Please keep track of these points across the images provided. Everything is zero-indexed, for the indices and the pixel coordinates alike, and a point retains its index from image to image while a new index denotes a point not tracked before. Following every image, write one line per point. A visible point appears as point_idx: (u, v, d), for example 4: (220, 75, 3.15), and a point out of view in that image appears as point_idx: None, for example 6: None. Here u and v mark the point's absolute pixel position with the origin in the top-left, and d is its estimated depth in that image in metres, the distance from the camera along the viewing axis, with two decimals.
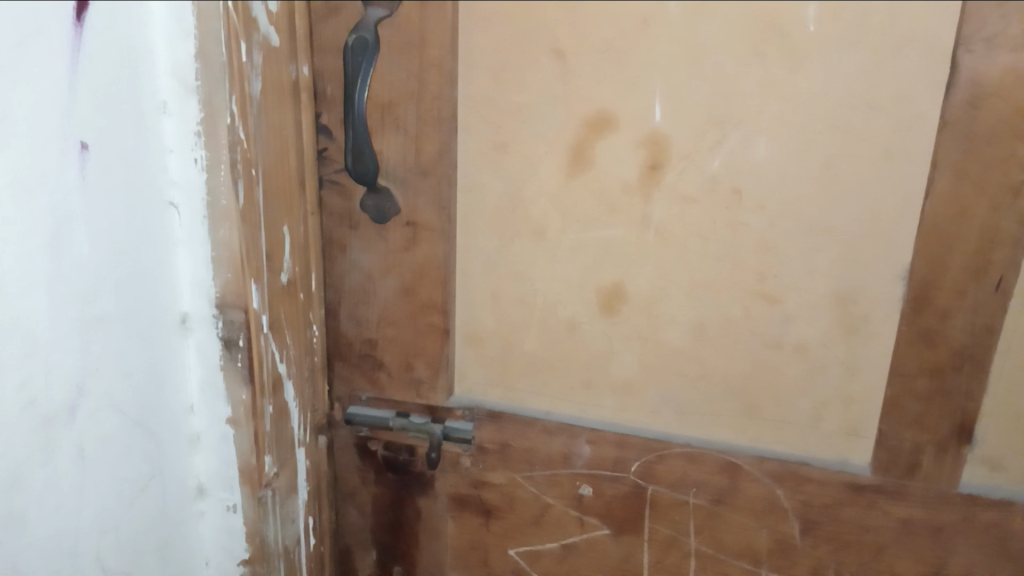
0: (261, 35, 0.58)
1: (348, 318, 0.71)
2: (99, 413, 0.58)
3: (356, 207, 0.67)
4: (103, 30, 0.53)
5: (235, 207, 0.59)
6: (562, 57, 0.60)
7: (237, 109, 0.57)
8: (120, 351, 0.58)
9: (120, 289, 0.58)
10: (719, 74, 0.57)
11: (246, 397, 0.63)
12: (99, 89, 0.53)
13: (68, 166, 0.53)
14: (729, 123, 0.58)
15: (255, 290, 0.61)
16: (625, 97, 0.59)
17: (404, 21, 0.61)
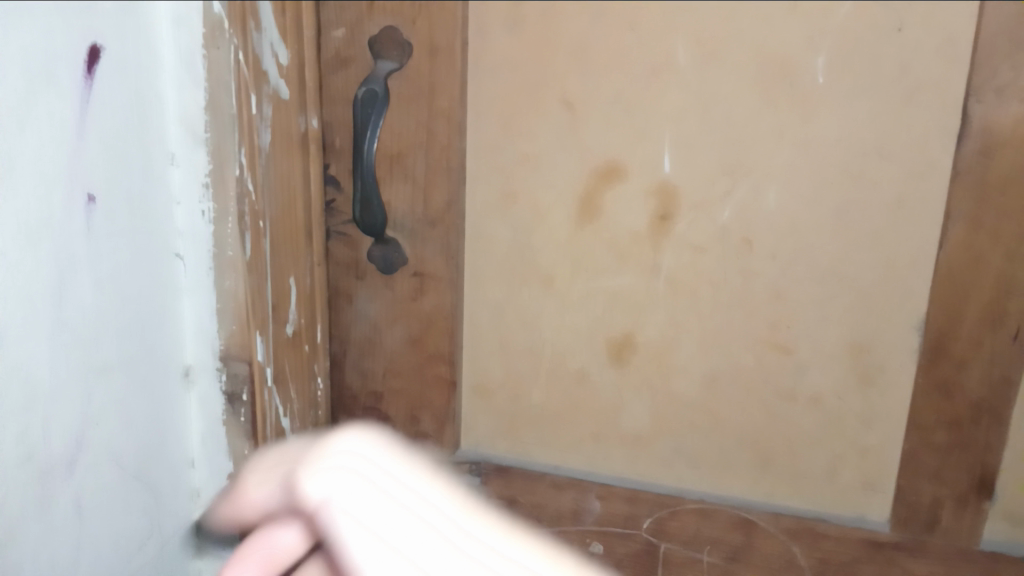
0: (272, 86, 0.57)
1: (354, 369, 0.70)
2: (100, 467, 0.55)
3: (363, 257, 0.66)
4: (110, 79, 0.52)
5: (242, 259, 0.59)
6: (572, 108, 0.60)
7: (245, 160, 0.57)
8: (121, 403, 0.56)
9: (123, 339, 0.56)
10: (730, 124, 0.57)
11: (248, 451, 0.62)
12: (107, 137, 0.53)
13: (75, 213, 0.51)
14: (740, 171, 0.58)
15: (260, 341, 0.60)
16: (635, 146, 0.59)
17: (414, 73, 0.61)
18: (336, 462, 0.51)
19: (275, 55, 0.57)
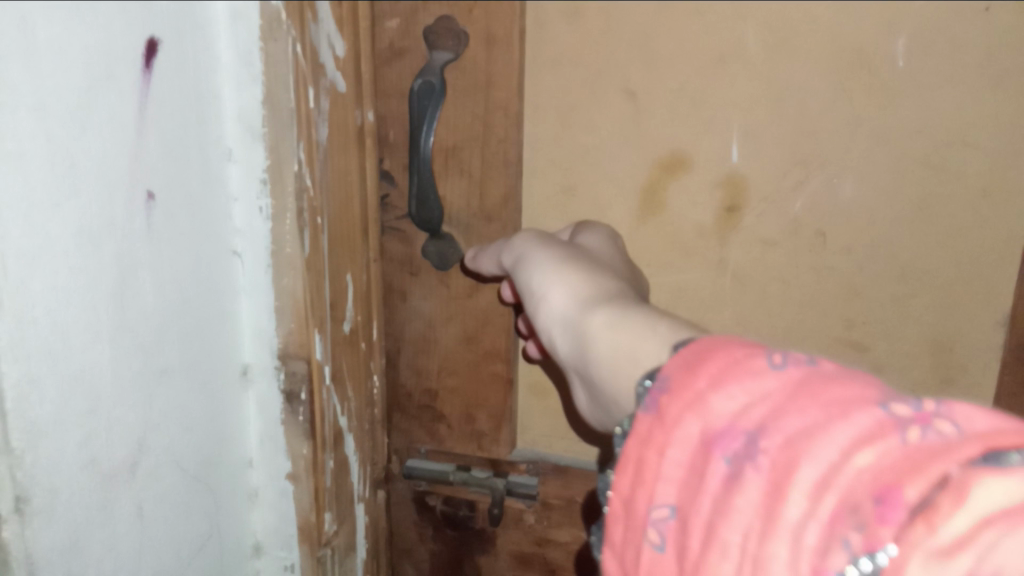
0: (329, 79, 0.57)
1: (407, 367, 0.69)
2: (161, 469, 0.54)
3: (418, 253, 0.65)
4: (168, 76, 0.52)
5: (301, 255, 0.57)
6: (635, 98, 0.58)
7: (304, 155, 0.56)
8: (183, 404, 0.56)
9: (184, 340, 0.55)
10: (802, 112, 0.55)
11: (307, 451, 0.61)
12: (166, 136, 0.52)
13: (136, 215, 0.50)
14: (813, 162, 0.56)
15: (318, 338, 0.59)
16: (701, 136, 0.58)
17: (470, 64, 0.60)
18: (527, 235, 0.55)
19: (331, 47, 0.57)
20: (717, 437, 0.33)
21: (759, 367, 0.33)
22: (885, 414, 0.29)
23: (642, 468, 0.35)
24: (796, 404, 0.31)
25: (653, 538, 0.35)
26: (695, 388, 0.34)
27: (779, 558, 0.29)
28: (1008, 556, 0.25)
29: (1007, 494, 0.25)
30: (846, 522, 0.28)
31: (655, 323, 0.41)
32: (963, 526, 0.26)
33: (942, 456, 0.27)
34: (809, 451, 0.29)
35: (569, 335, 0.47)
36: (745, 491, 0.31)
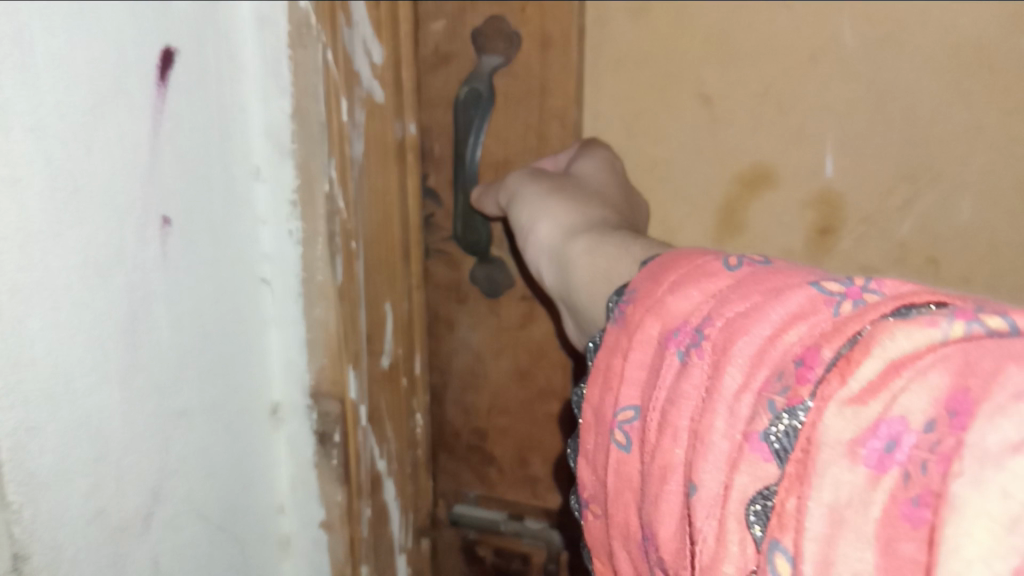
0: (365, 89, 0.52)
1: (455, 404, 0.63)
2: (180, 520, 0.48)
3: (466, 278, 0.60)
4: (184, 87, 0.46)
5: (333, 284, 0.52)
6: (709, 104, 0.51)
7: (336, 173, 0.51)
8: (204, 448, 0.50)
9: (203, 378, 0.49)
10: (910, 118, 0.47)
11: (341, 497, 0.56)
12: (182, 154, 0.47)
13: (150, 241, 0.45)
14: (925, 177, 0.48)
15: (353, 376, 0.54)
16: (788, 147, 0.50)
17: (523, 70, 0.54)
18: (522, 172, 0.52)
19: (367, 54, 0.51)
20: (671, 332, 0.29)
21: (715, 268, 0.30)
22: (819, 291, 0.26)
23: (609, 376, 0.32)
24: (737, 293, 0.28)
25: (618, 439, 0.31)
26: (656, 294, 0.31)
27: (719, 433, 0.26)
28: (915, 400, 0.21)
29: (912, 342, 0.22)
30: (771, 388, 0.25)
31: (629, 244, 0.39)
32: (873, 374, 0.22)
33: (861, 316, 0.24)
34: (745, 330, 0.26)
35: (553, 266, 0.45)
36: (688, 374, 0.28)
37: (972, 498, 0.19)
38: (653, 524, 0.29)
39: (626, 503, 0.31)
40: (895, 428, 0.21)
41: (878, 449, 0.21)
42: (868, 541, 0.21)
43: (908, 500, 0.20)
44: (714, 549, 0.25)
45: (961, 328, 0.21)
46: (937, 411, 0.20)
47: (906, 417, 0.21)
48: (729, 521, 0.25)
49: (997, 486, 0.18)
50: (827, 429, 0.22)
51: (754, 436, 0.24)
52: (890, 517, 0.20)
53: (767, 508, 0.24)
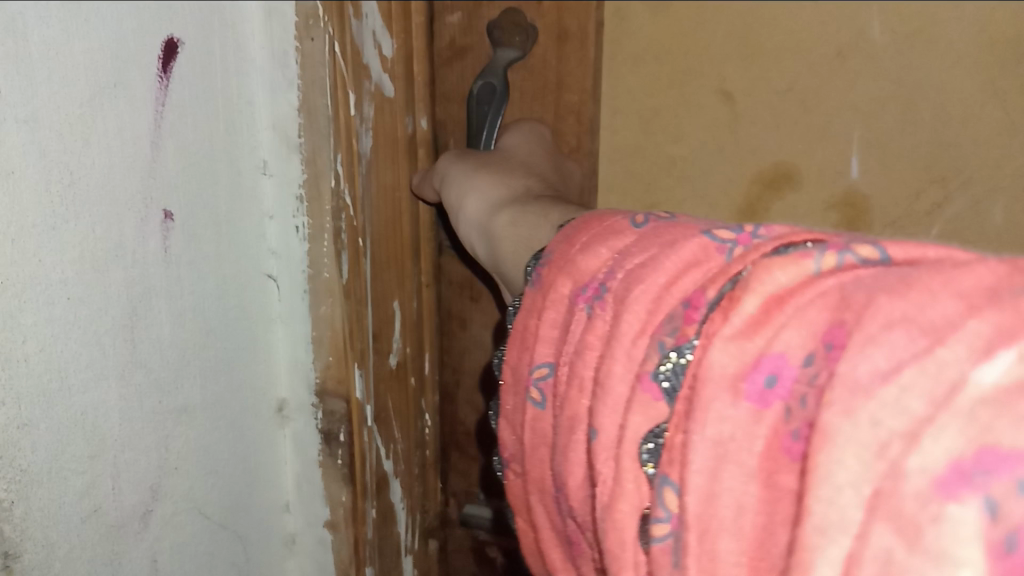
0: (374, 82, 0.50)
1: (467, 404, 0.63)
2: (180, 516, 0.48)
3: (477, 276, 0.59)
4: (189, 79, 0.45)
5: (339, 281, 0.51)
6: (730, 100, 0.51)
7: (343, 169, 0.49)
8: (205, 445, 0.49)
9: (204, 375, 0.48)
10: (941, 119, 0.47)
11: (346, 498, 0.55)
12: (186, 148, 0.45)
13: (151, 237, 0.44)
14: (952, 180, 0.47)
15: (359, 375, 0.53)
16: (811, 147, 0.50)
17: (540, 63, 0.53)
18: (448, 155, 0.52)
19: (378, 46, 0.50)
20: (581, 287, 0.33)
21: (624, 227, 0.33)
22: (709, 239, 0.29)
23: (526, 336, 0.34)
24: (640, 248, 0.31)
25: (533, 396, 0.33)
26: (568, 254, 0.34)
27: (617, 378, 0.28)
28: (792, 339, 0.24)
29: (790, 276, 0.25)
30: (663, 329, 0.28)
31: (550, 210, 0.43)
32: (755, 309, 0.25)
33: (744, 257, 0.27)
34: (642, 280, 0.30)
35: (483, 240, 0.47)
36: (594, 324, 0.31)
37: (844, 428, 0.21)
38: (563, 474, 0.32)
39: (541, 458, 0.34)
40: (776, 362, 0.24)
41: (760, 382, 0.24)
42: (750, 473, 0.24)
43: (790, 433, 0.24)
44: (611, 488, 0.28)
45: (833, 259, 0.25)
46: (815, 346, 0.24)
47: (786, 353, 0.24)
48: (625, 460, 0.28)
49: (868, 415, 0.21)
50: (712, 364, 0.25)
51: (646, 374, 0.28)
52: (772, 449, 0.24)
53: (658, 447, 0.27)
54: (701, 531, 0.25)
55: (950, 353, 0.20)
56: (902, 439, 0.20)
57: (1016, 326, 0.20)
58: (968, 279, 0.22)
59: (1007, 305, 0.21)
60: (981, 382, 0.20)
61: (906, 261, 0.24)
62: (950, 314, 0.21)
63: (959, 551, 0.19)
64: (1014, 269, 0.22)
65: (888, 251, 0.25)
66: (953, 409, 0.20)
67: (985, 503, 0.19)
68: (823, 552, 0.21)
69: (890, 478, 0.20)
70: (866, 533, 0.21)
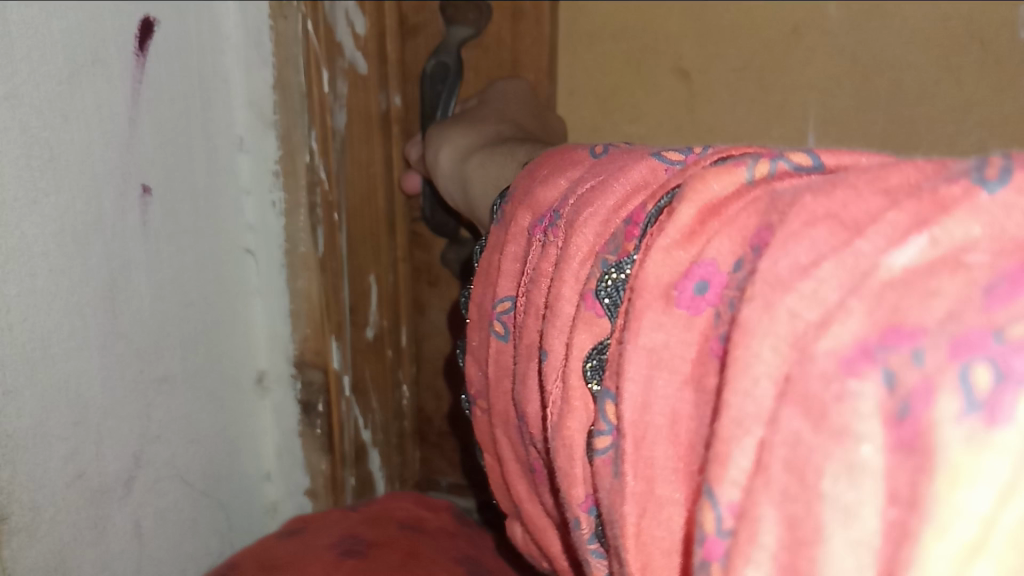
0: (347, 60, 0.52)
1: (428, 389, 0.64)
2: (162, 482, 0.48)
3: (437, 260, 0.60)
4: (165, 56, 0.46)
5: (315, 254, 0.53)
6: (688, 78, 0.53)
7: (317, 143, 0.51)
8: (186, 413, 0.50)
9: (183, 346, 0.49)
10: (896, 95, 0.49)
11: (325, 466, 0.58)
12: (163, 123, 0.46)
13: (130, 211, 0.44)
14: (908, 157, 0.49)
15: (336, 347, 0.55)
16: (769, 125, 0.52)
17: (494, 43, 0.56)
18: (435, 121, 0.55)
19: (349, 24, 0.52)
20: (538, 219, 0.34)
21: (582, 157, 0.34)
22: (658, 160, 0.29)
23: (489, 271, 0.36)
24: (592, 174, 0.32)
25: (496, 329, 0.35)
26: (529, 189, 0.35)
27: (565, 300, 0.28)
28: (722, 247, 0.22)
29: (723, 186, 0.23)
30: (606, 248, 0.27)
31: (515, 150, 0.44)
32: (689, 220, 0.23)
33: (682, 172, 0.26)
34: (591, 203, 0.29)
35: (455, 186, 0.49)
36: (548, 251, 0.31)
37: (763, 321, 0.19)
38: (522, 401, 0.32)
39: (504, 389, 0.35)
40: (708, 270, 0.22)
41: (691, 290, 0.22)
42: (684, 379, 0.22)
43: (719, 338, 0.22)
44: (561, 406, 0.28)
45: (765, 167, 0.23)
46: (745, 250, 0.21)
47: (717, 259, 0.22)
48: (572, 377, 0.27)
49: (786, 309, 0.19)
50: (648, 274, 0.23)
51: (589, 292, 0.27)
52: (703, 352, 0.22)
53: (603, 362, 0.27)
54: (639, 440, 0.23)
55: (868, 245, 0.18)
56: (817, 328, 0.18)
57: (934, 212, 0.18)
58: (895, 176, 0.19)
59: (925, 195, 0.18)
60: (892, 265, 0.17)
61: (838, 168, 0.22)
62: (873, 210, 0.18)
63: (861, 426, 0.17)
64: (943, 167, 0.19)
65: (821, 158, 0.23)
66: (863, 293, 0.18)
67: (883, 375, 0.17)
68: (739, 444, 0.19)
69: (799, 362, 0.18)
70: (777, 418, 0.19)
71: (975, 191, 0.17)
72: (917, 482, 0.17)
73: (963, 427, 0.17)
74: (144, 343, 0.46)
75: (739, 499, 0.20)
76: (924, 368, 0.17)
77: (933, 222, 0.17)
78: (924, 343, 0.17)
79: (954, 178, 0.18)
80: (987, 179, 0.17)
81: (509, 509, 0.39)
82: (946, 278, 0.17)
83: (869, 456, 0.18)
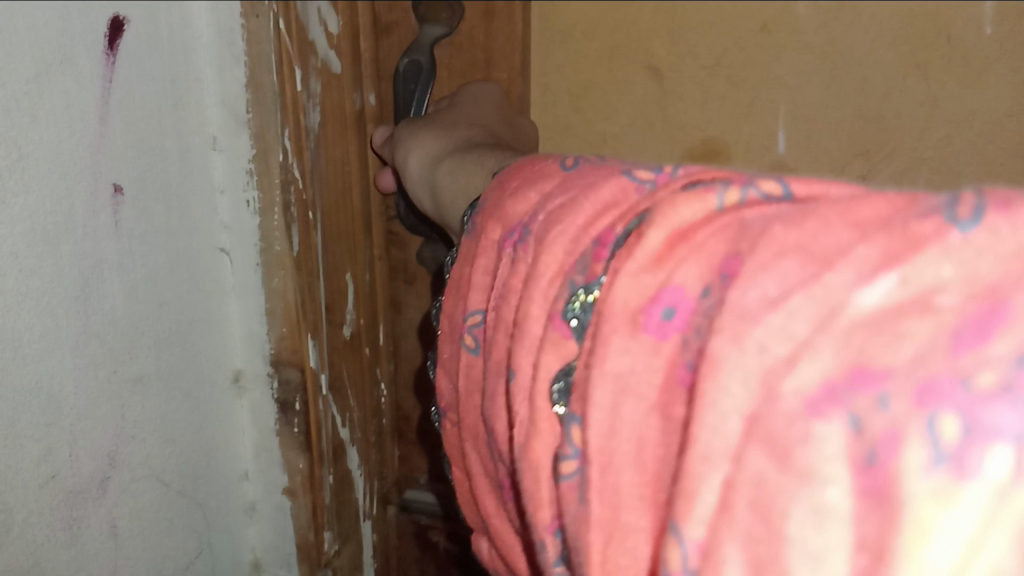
0: (319, 58, 0.52)
1: (405, 388, 0.66)
2: (138, 482, 0.48)
3: (413, 258, 0.63)
4: (135, 55, 0.46)
5: (290, 254, 0.53)
6: (658, 75, 0.53)
7: (291, 144, 0.51)
8: (162, 413, 0.50)
9: (157, 346, 0.49)
10: (864, 92, 0.49)
11: (303, 466, 0.57)
12: (134, 122, 0.46)
13: (101, 212, 0.44)
14: (876, 153, 0.50)
15: (312, 345, 0.55)
16: (739, 122, 0.52)
17: (467, 40, 0.56)
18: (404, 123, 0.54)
19: (321, 22, 0.52)
20: (507, 231, 0.34)
21: (553, 169, 0.34)
22: (629, 180, 0.30)
23: (460, 283, 0.37)
24: (562, 190, 0.33)
25: (467, 343, 0.35)
26: (499, 200, 0.36)
27: (533, 320, 0.30)
28: (689, 272, 0.25)
29: (693, 212, 0.26)
30: (573, 268, 0.29)
31: (486, 158, 0.44)
32: (659, 244, 0.26)
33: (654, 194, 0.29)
34: (561, 222, 0.31)
35: (428, 193, 0.49)
36: (517, 267, 0.32)
37: (731, 354, 0.23)
38: (491, 419, 0.33)
39: (474, 404, 0.36)
40: (675, 295, 0.26)
41: (660, 312, 0.26)
42: (649, 407, 0.26)
43: (685, 366, 0.25)
44: (527, 428, 0.30)
45: (735, 195, 0.26)
46: (711, 278, 0.25)
47: (683, 286, 0.25)
48: (539, 400, 0.29)
49: (754, 342, 0.23)
50: (616, 299, 0.27)
51: (557, 314, 0.29)
52: (669, 380, 0.26)
53: (568, 384, 0.29)
54: (603, 466, 0.27)
55: (837, 279, 0.22)
56: (783, 362, 0.22)
57: (905, 251, 0.21)
58: (864, 210, 0.23)
59: (897, 229, 0.21)
60: (859, 305, 0.21)
61: (807, 197, 0.25)
62: (840, 244, 0.22)
63: (826, 471, 0.21)
64: (912, 201, 0.22)
65: (789, 187, 0.25)
66: (831, 332, 0.21)
67: (848, 420, 0.21)
68: (706, 479, 0.24)
69: (766, 399, 0.22)
70: (742, 455, 0.23)
71: (949, 229, 0.21)
72: (883, 531, 0.21)
73: (928, 477, 0.20)
74: (116, 343, 0.46)
75: (703, 538, 0.24)
76: (889, 416, 0.21)
77: (902, 262, 0.21)
78: (888, 390, 0.21)
79: (925, 215, 0.21)
80: (960, 219, 0.21)
81: (475, 524, 0.40)
82: (913, 322, 0.20)
83: (836, 499, 0.22)
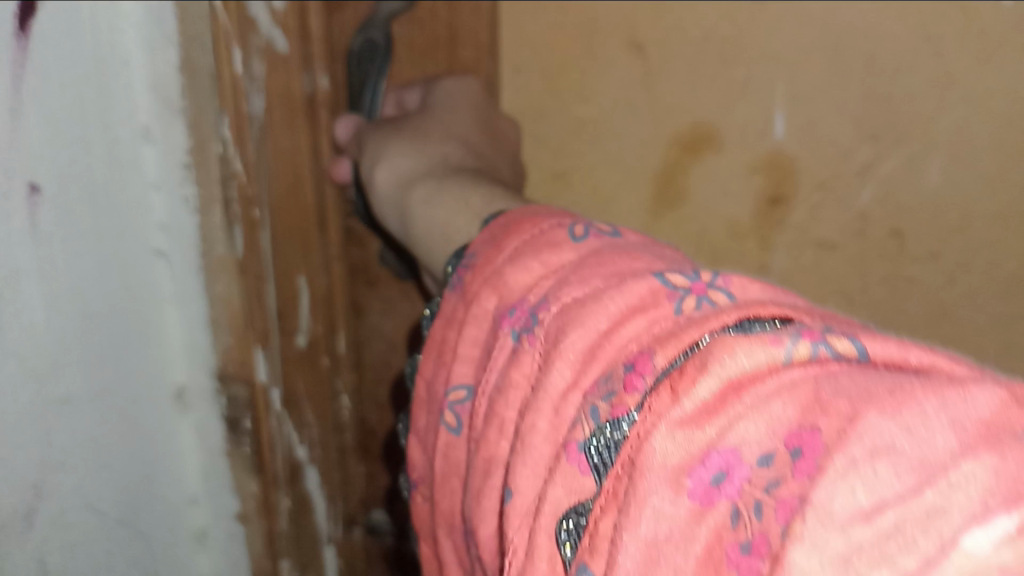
0: (264, 37, 0.47)
1: (370, 400, 0.63)
2: (70, 514, 0.42)
3: (374, 258, 0.59)
4: (48, 25, 0.38)
5: (234, 256, 0.49)
6: (642, 52, 0.50)
7: (230, 133, 0.47)
8: (96, 437, 0.44)
9: (88, 361, 0.43)
10: (871, 67, 0.47)
11: (255, 488, 0.53)
12: (52, 104, 0.39)
13: (16, 210, 0.37)
14: (885, 137, 0.48)
15: (260, 354, 0.51)
16: (732, 105, 0.50)
17: (428, 16, 0.53)
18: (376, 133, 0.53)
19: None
20: (507, 311, 0.33)
21: (561, 241, 0.34)
22: (660, 285, 0.28)
23: (444, 348, 0.37)
24: (578, 280, 0.31)
25: (448, 421, 0.35)
26: (495, 264, 0.35)
27: (540, 439, 0.28)
28: (749, 434, 0.22)
29: (754, 361, 0.23)
30: (598, 392, 0.27)
31: (469, 197, 0.44)
32: (710, 394, 0.23)
33: (700, 322, 0.26)
34: (580, 323, 0.29)
35: (397, 213, 0.50)
36: (523, 360, 0.31)
37: (809, 565, 0.18)
38: (475, 519, 0.32)
39: (452, 489, 0.35)
40: (728, 458, 0.22)
41: (705, 476, 0.22)
42: None
43: (738, 544, 0.20)
44: (523, 560, 0.27)
45: (806, 350, 0.23)
46: (777, 447, 0.21)
47: (739, 448, 0.22)
48: (541, 536, 0.26)
49: (838, 553, 0.18)
50: (654, 452, 0.23)
51: (573, 443, 0.26)
52: (710, 555, 0.21)
53: (578, 526, 0.26)
54: None
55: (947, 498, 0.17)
56: None
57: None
58: (966, 411, 0.19)
59: (1010, 451, 0.17)
60: (973, 551, 0.16)
61: (884, 363, 0.22)
62: (942, 451, 0.18)
63: None
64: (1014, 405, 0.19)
65: (867, 349, 0.22)
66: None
67: None
68: None
69: None
70: None
71: None
72: None
73: None
74: (39, 360, 0.39)
75: None
76: None
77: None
78: None
79: None
80: None
81: None
82: None
83: None
